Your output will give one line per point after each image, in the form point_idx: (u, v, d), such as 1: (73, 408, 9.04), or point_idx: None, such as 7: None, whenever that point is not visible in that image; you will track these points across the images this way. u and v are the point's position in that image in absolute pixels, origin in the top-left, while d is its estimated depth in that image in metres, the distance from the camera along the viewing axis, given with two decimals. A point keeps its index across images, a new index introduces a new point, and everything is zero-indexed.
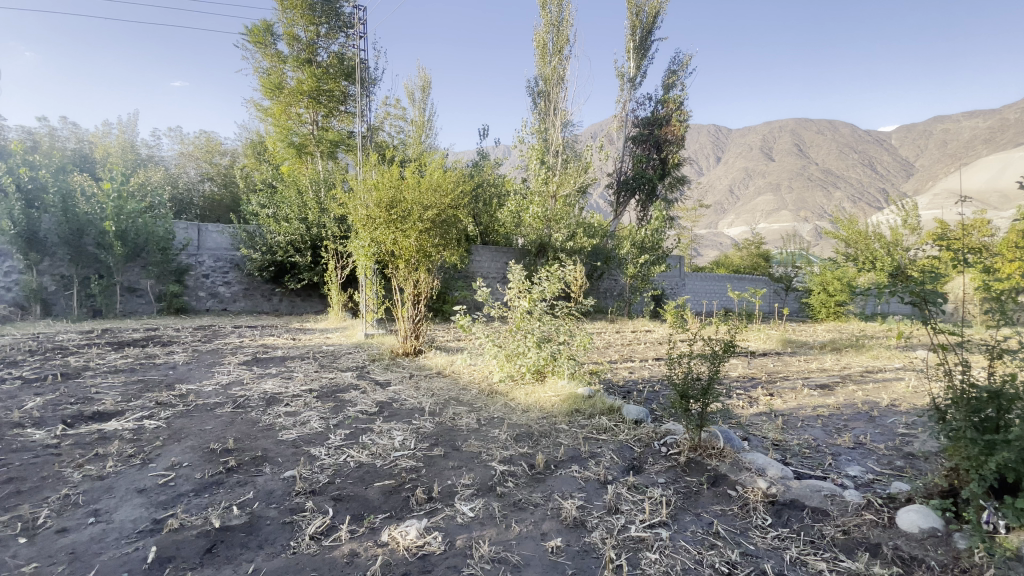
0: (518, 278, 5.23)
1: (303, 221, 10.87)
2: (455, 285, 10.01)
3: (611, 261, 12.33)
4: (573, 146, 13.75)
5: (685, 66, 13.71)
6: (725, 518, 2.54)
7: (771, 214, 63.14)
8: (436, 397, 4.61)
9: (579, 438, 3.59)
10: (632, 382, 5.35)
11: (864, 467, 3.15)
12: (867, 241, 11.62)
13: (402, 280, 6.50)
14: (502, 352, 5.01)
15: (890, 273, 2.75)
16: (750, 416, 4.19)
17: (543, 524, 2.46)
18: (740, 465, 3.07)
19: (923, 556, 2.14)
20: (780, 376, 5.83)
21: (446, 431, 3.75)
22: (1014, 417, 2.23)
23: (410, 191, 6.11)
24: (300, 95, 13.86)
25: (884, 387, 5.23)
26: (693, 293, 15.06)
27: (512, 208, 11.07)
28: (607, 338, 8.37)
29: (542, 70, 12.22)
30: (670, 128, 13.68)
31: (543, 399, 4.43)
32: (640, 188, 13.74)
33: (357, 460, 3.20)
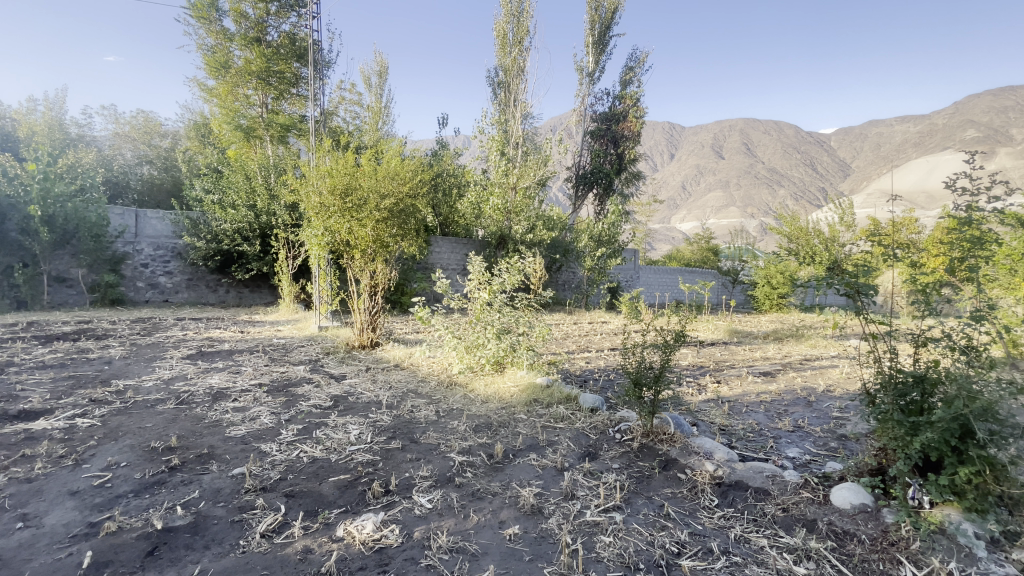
0: (478, 270, 5.21)
1: (251, 208, 10.36)
2: (413, 276, 9.86)
3: (569, 253, 12.48)
4: (533, 138, 13.76)
5: (642, 63, 13.95)
6: (675, 501, 2.65)
7: (721, 210, 65.68)
8: (394, 390, 4.54)
9: (537, 428, 3.64)
10: (589, 372, 5.47)
11: (801, 448, 3.36)
12: (807, 237, 12.31)
13: (357, 271, 6.34)
14: (462, 344, 4.99)
15: (828, 266, 2.92)
16: (699, 403, 4.38)
17: (501, 512, 2.49)
18: (690, 449, 3.20)
19: (855, 530, 2.31)
20: (727, 364, 6.13)
21: (404, 423, 3.71)
22: (935, 400, 2.43)
23: (366, 179, 5.95)
24: (248, 75, 13.21)
25: (820, 374, 5.59)
26: (646, 285, 15.46)
27: (472, 199, 11.03)
28: (566, 329, 8.50)
29: (502, 61, 12.15)
30: (627, 124, 13.94)
31: (502, 390, 4.46)
32: (598, 182, 13.95)
33: (310, 455, 3.11)
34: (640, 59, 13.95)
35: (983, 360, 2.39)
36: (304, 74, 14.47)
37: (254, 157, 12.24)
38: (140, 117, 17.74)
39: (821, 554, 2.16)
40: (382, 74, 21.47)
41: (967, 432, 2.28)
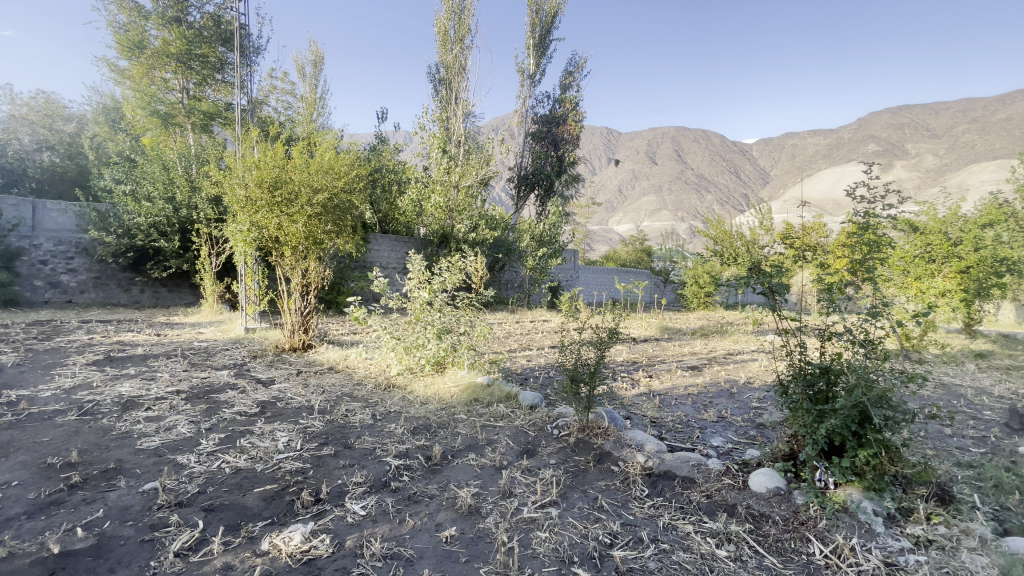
0: (419, 268, 5.10)
1: (169, 201, 9.56)
2: (350, 275, 9.52)
3: (512, 253, 12.54)
4: (474, 137, 13.71)
5: (581, 68, 14.29)
6: (609, 493, 2.73)
7: (655, 214, 68.76)
8: (328, 394, 4.35)
9: (477, 427, 3.62)
10: (529, 369, 5.52)
11: (725, 437, 3.58)
12: (731, 240, 13.14)
13: (288, 269, 6.03)
14: (401, 345, 4.85)
15: (748, 266, 3.12)
16: (633, 397, 4.55)
17: (438, 515, 2.45)
18: (623, 442, 3.31)
19: (770, 512, 2.48)
20: (659, 360, 6.42)
21: (338, 428, 3.56)
22: (838, 389, 2.66)
23: (297, 172, 5.67)
24: (166, 58, 12.22)
25: (741, 367, 6.00)
26: (586, 285, 15.84)
27: (412, 196, 10.82)
28: (508, 328, 8.57)
29: (443, 58, 12.00)
30: (567, 128, 14.21)
31: (442, 390, 4.40)
32: (539, 183, 14.12)
33: (233, 465, 2.91)
34: (579, 64, 14.28)
35: (878, 351, 2.65)
36: (231, 59, 13.58)
37: (173, 146, 11.33)
38: (40, 99, 15.93)
39: (741, 537, 2.30)
40: (318, 64, 20.58)
41: (865, 418, 2.52)
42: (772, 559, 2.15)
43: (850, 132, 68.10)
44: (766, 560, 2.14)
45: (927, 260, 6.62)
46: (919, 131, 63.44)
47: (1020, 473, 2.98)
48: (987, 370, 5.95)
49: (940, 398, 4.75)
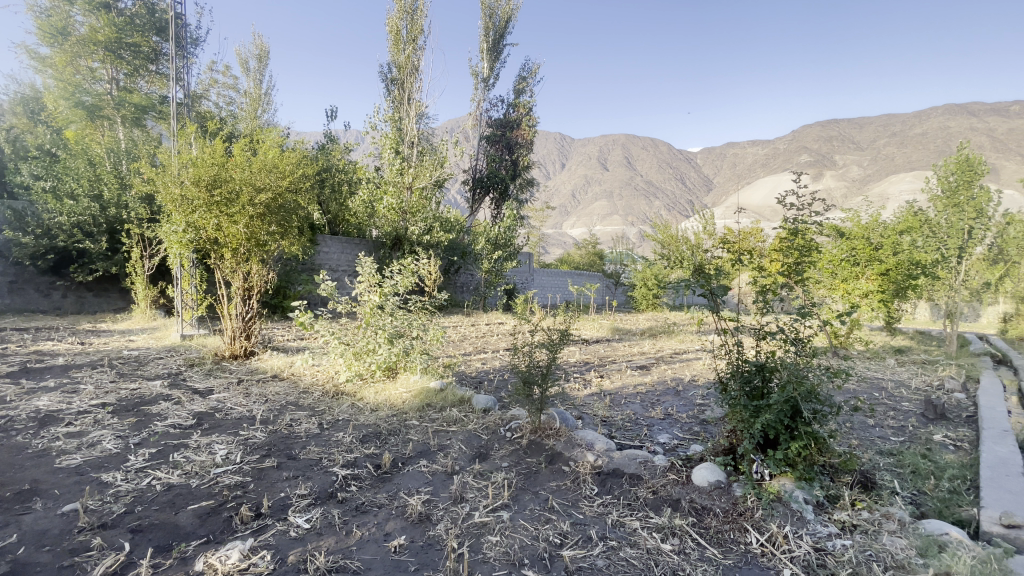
0: (369, 271, 4.94)
1: (96, 199, 8.88)
2: (298, 278, 9.16)
3: (467, 256, 12.48)
4: (428, 139, 13.57)
5: (535, 74, 14.45)
6: (560, 493, 2.76)
7: (607, 218, 70.47)
8: (271, 403, 4.16)
9: (429, 433, 3.56)
10: (484, 372, 5.51)
11: (671, 434, 3.70)
12: (677, 244, 13.68)
13: (228, 272, 5.74)
14: (350, 351, 4.70)
15: (691, 269, 3.24)
16: (585, 397, 4.63)
17: (387, 524, 2.38)
18: (573, 442, 3.36)
19: (712, 504, 2.58)
20: (610, 360, 6.58)
21: (281, 439, 3.41)
22: (771, 385, 2.81)
23: (238, 171, 5.41)
24: (93, 46, 11.43)
25: (686, 365, 6.26)
26: (540, 287, 15.98)
27: (364, 197, 10.54)
28: (462, 331, 8.54)
29: (395, 57, 11.81)
30: (520, 132, 14.27)
31: (394, 396, 4.31)
32: (494, 187, 14.11)
33: (165, 482, 2.73)
34: (533, 69, 14.43)
35: (807, 349, 2.83)
36: (166, 50, 12.81)
37: (100, 140, 10.54)
38: None
39: (685, 530, 2.38)
40: (262, 59, 19.78)
41: (796, 412, 2.69)
42: (713, 550, 2.24)
43: (787, 143, 72.37)
44: (708, 551, 2.23)
45: (852, 263, 7.14)
46: (846, 143, 68.46)
47: (933, 459, 3.26)
48: (904, 364, 6.49)
49: (863, 391, 5.13)
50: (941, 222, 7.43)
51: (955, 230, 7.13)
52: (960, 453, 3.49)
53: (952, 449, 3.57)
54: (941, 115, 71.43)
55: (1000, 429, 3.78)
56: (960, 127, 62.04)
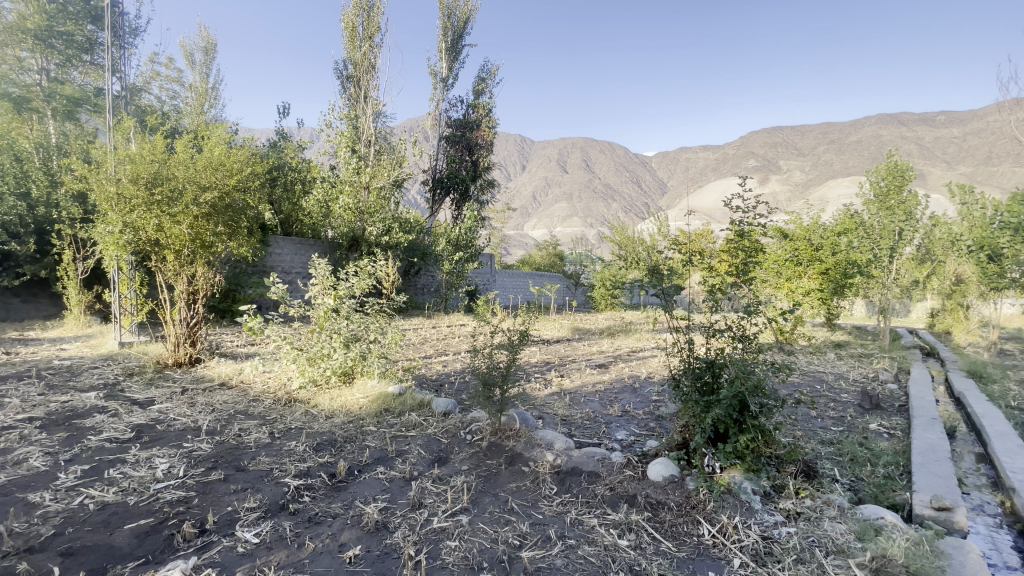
0: (323, 273, 4.77)
1: (22, 197, 8.23)
2: (248, 281, 8.75)
3: (427, 257, 12.33)
4: (385, 139, 13.33)
5: (494, 75, 14.43)
6: (520, 494, 2.76)
7: (567, 219, 71.37)
8: (218, 413, 3.96)
9: (386, 439, 3.49)
10: (445, 375, 5.45)
11: (628, 430, 3.78)
12: (634, 246, 14.02)
13: (171, 276, 5.42)
14: (303, 356, 4.53)
15: (646, 270, 3.32)
16: (545, 397, 4.67)
17: (341, 534, 2.31)
18: (533, 442, 3.37)
19: (666, 499, 2.65)
20: (570, 359, 6.66)
21: (229, 450, 3.25)
22: (721, 380, 2.92)
23: (181, 169, 5.16)
24: (20, 33, 10.71)
25: (643, 363, 6.42)
26: (502, 288, 15.98)
27: (318, 196, 10.21)
28: (423, 333, 8.42)
29: (351, 54, 11.53)
30: (480, 133, 14.14)
31: (350, 401, 4.20)
32: (454, 188, 14.01)
33: (99, 500, 2.54)
34: (492, 71, 14.40)
35: (753, 345, 2.95)
36: (103, 39, 12.12)
37: (27, 133, 9.76)
38: None
39: (640, 525, 2.43)
40: (209, 52, 18.87)
41: (744, 406, 2.81)
42: (668, 543, 2.30)
43: (736, 148, 75.57)
44: (662, 545, 2.28)
45: (795, 263, 7.51)
46: (790, 150, 72.24)
47: (870, 446, 3.47)
48: (843, 358, 6.89)
49: (807, 384, 5.42)
50: (875, 224, 7.92)
51: (888, 231, 7.59)
52: (893, 440, 3.73)
53: (886, 437, 3.81)
54: (874, 124, 76.38)
55: (928, 417, 4.07)
56: (891, 135, 66.62)
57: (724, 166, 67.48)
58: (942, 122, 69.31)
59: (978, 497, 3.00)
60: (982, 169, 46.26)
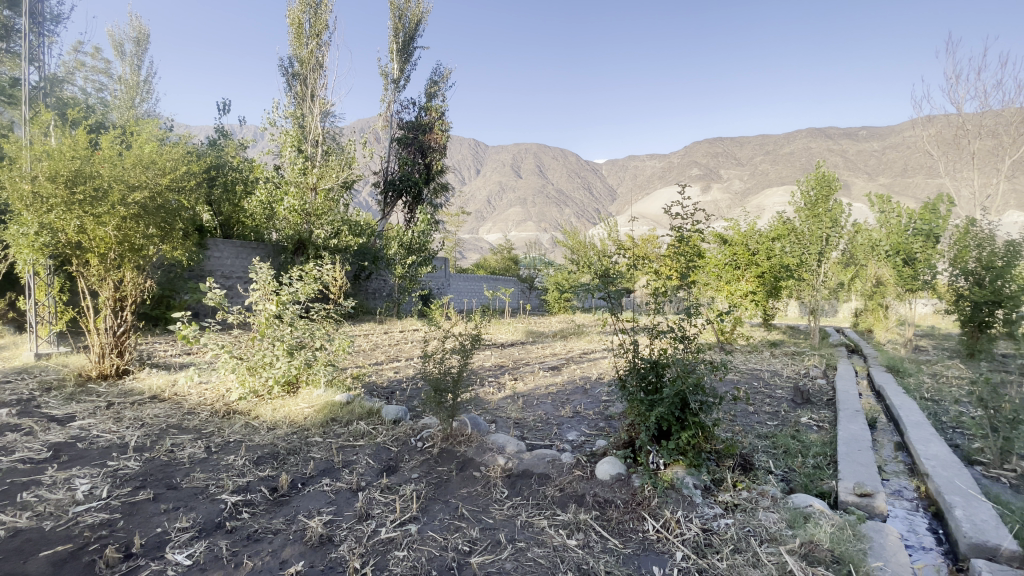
0: (264, 278, 4.56)
1: None
2: (184, 287, 8.27)
3: (378, 261, 12.08)
4: (333, 140, 12.97)
5: (447, 78, 14.33)
6: (470, 500, 2.74)
7: (522, 223, 71.99)
8: (149, 428, 3.71)
9: (333, 449, 3.38)
10: (396, 382, 5.35)
11: (579, 431, 3.85)
12: (586, 250, 14.30)
13: (95, 281, 5.01)
14: (243, 365, 4.31)
15: (595, 274, 3.39)
16: (498, 400, 4.68)
17: (283, 551, 2.22)
18: (485, 446, 3.36)
19: (613, 497, 2.71)
20: (523, 362, 6.70)
21: (161, 467, 3.05)
22: (664, 380, 3.03)
23: (107, 166, 4.85)
24: None
25: (593, 365, 6.56)
26: (456, 292, 15.87)
27: (262, 197, 9.78)
28: (375, 339, 8.23)
29: (297, 52, 11.16)
30: (432, 136, 13.87)
31: (294, 412, 4.04)
32: (407, 190, 13.80)
33: (9, 527, 2.31)
34: (444, 74, 14.30)
35: (693, 345, 3.08)
36: (20, 26, 11.21)
37: None
38: None
39: (588, 524, 2.48)
40: (141, 43, 17.73)
41: (685, 404, 2.93)
42: (615, 541, 2.35)
43: (682, 157, 78.80)
44: (609, 542, 2.34)
45: (734, 266, 7.93)
46: (731, 160, 76.06)
47: (801, 439, 3.70)
48: (778, 355, 7.33)
49: (745, 380, 5.71)
50: (804, 230, 8.36)
51: (816, 236, 8.13)
52: (822, 432, 4.00)
53: (816, 429, 4.08)
54: (805, 137, 81.70)
55: (852, 409, 4.39)
56: (819, 148, 71.62)
57: (671, 173, 70.17)
58: (866, 137, 74.99)
59: (896, 483, 3.27)
60: (899, 180, 50.40)
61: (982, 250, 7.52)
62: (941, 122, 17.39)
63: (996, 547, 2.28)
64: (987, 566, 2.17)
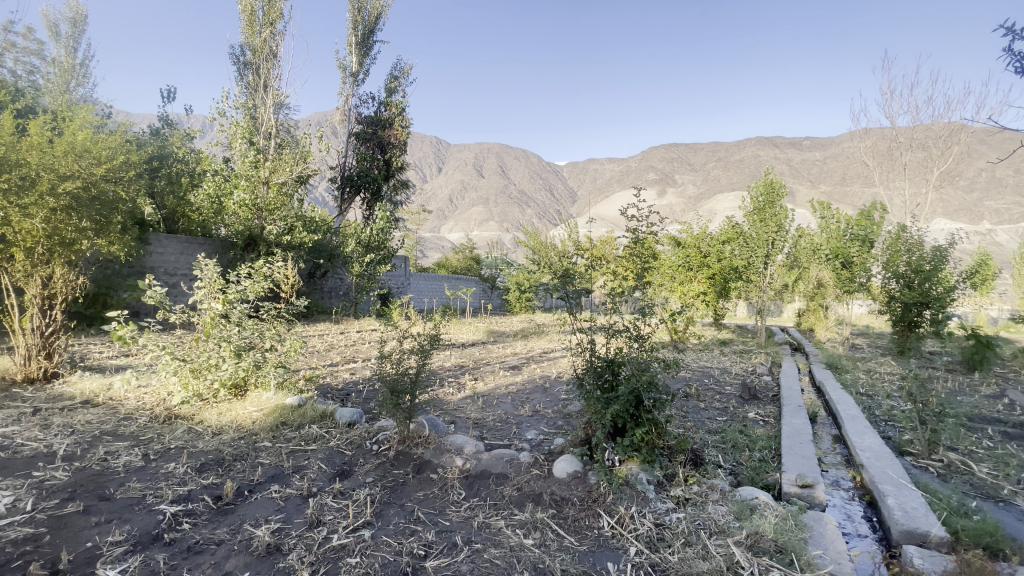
0: (209, 276, 4.32)
1: None
2: (123, 284, 7.78)
3: (335, 259, 11.75)
4: (287, 133, 12.51)
5: (408, 74, 14.10)
6: (427, 502, 2.71)
7: (484, 223, 71.92)
8: (80, 435, 3.44)
9: (283, 454, 3.25)
10: (352, 383, 5.21)
11: (538, 430, 3.87)
12: (547, 251, 14.42)
13: (17, 278, 4.50)
14: (187, 367, 4.08)
15: (553, 273, 3.42)
16: (458, 401, 4.65)
17: (227, 562, 2.11)
18: (442, 448, 3.31)
19: (570, 495, 2.74)
20: (484, 362, 6.67)
21: (92, 477, 2.84)
22: (619, 378, 3.08)
23: (35, 154, 4.66)
24: None
25: (553, 364, 6.62)
26: (416, 291, 15.64)
27: (209, 190, 9.33)
28: (330, 340, 8.00)
29: (250, 39, 10.69)
30: (393, 132, 13.61)
31: (241, 416, 3.87)
32: (365, 187, 13.46)
33: None
34: (405, 69, 14.06)
35: (647, 343, 3.16)
36: None
37: None
38: None
39: (545, 522, 2.50)
40: (78, 23, 16.54)
41: (639, 401, 3.01)
42: (571, 538, 2.38)
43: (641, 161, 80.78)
44: (566, 540, 2.36)
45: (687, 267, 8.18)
46: (687, 165, 78.60)
47: (748, 433, 3.86)
48: (728, 354, 7.63)
49: (697, 377, 5.91)
50: (752, 234, 8.61)
51: (762, 239, 8.35)
52: (767, 426, 4.19)
53: (761, 424, 4.27)
54: (756, 145, 85.47)
55: (794, 404, 4.63)
56: (768, 155, 75.07)
57: (630, 176, 71.82)
58: (810, 146, 79.22)
59: (835, 474, 3.46)
60: (839, 188, 53.57)
61: (912, 254, 8.10)
62: (876, 134, 18.58)
63: (926, 533, 2.44)
64: (916, 551, 2.33)
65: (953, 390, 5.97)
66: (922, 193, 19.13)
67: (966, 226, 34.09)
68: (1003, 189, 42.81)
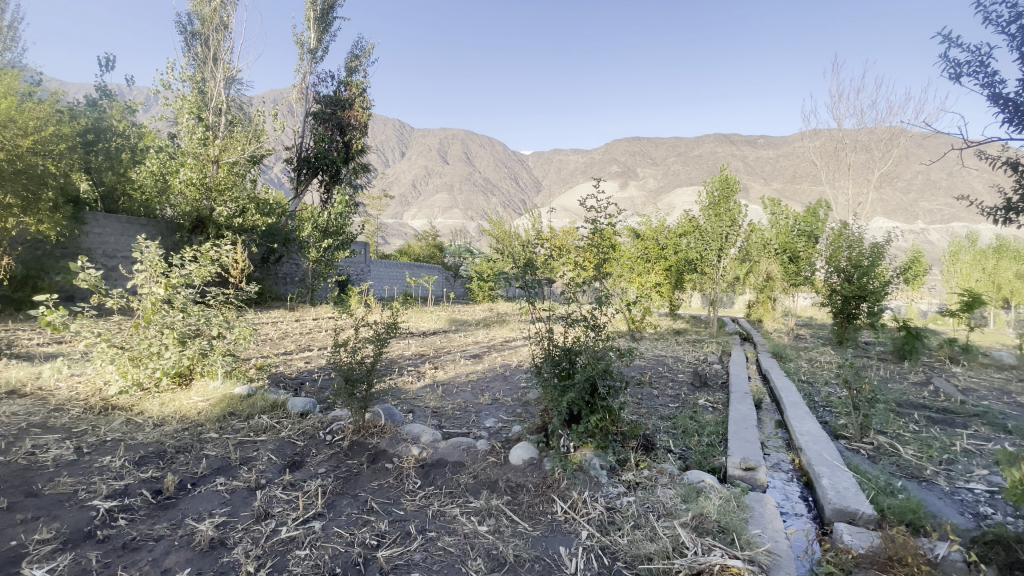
0: (150, 258, 4.07)
1: None
2: (55, 266, 7.25)
3: (291, 243, 11.41)
4: (239, 110, 11.92)
5: (369, 53, 13.63)
6: (381, 492, 2.68)
7: (447, 211, 71.01)
8: (2, 427, 3.20)
9: (231, 445, 3.14)
10: (307, 373, 5.07)
11: (496, 418, 3.89)
12: (511, 240, 14.40)
13: None
14: (125, 356, 3.87)
15: (514, 263, 3.43)
16: (416, 389, 4.61)
17: (166, 558, 2.03)
18: (399, 437, 3.27)
19: (525, 481, 2.78)
20: (444, 350, 6.62)
21: (16, 472, 2.65)
22: (575, 367, 3.12)
23: None
24: None
25: (513, 352, 6.65)
26: (376, 279, 15.32)
27: (153, 167, 8.78)
28: (284, 327, 7.75)
29: (198, 8, 10.09)
30: (353, 113, 13.10)
31: (186, 406, 3.70)
32: (324, 169, 12.98)
33: None
34: (367, 48, 13.59)
35: (603, 333, 3.22)
36: None
37: None
38: None
39: (500, 509, 2.52)
40: None
41: (594, 389, 3.07)
42: (524, 524, 2.42)
43: None
44: (519, 526, 2.39)
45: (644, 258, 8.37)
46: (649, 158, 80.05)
47: (698, 419, 4.01)
48: (682, 343, 7.90)
49: (651, 366, 6.10)
50: (708, 228, 8.79)
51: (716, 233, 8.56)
52: (716, 412, 4.37)
53: (711, 410, 4.45)
54: (714, 142, 87.82)
55: (741, 392, 4.84)
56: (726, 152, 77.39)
57: (594, 168, 72.53)
58: (765, 144, 82.12)
59: (776, 456, 3.66)
60: (790, 186, 55.98)
61: (852, 250, 8.58)
62: (824, 135, 19.51)
63: (855, 511, 2.63)
64: (847, 528, 2.50)
65: (885, 378, 6.38)
66: (864, 194, 20.24)
67: (901, 225, 36.36)
68: (936, 192, 45.85)
